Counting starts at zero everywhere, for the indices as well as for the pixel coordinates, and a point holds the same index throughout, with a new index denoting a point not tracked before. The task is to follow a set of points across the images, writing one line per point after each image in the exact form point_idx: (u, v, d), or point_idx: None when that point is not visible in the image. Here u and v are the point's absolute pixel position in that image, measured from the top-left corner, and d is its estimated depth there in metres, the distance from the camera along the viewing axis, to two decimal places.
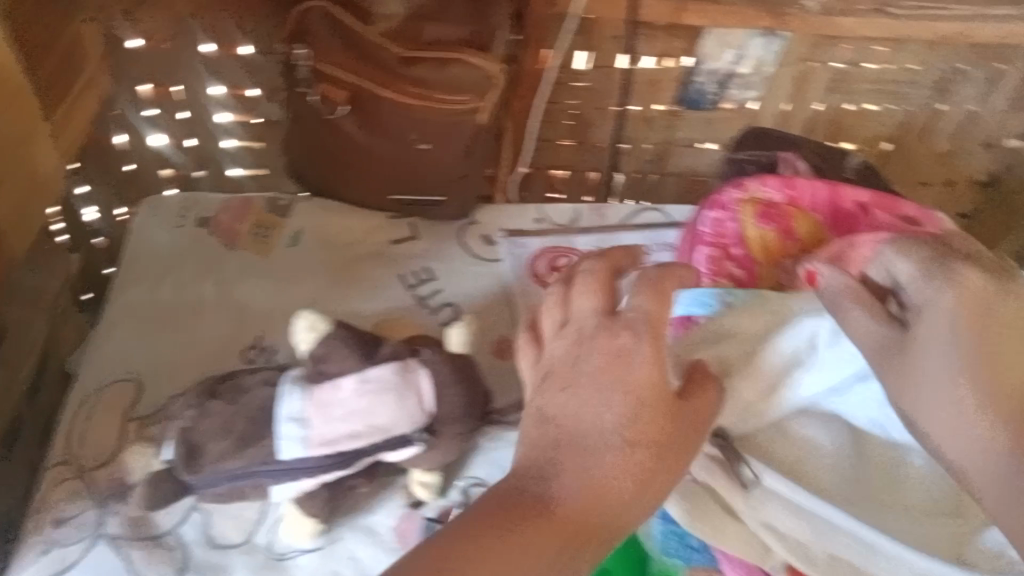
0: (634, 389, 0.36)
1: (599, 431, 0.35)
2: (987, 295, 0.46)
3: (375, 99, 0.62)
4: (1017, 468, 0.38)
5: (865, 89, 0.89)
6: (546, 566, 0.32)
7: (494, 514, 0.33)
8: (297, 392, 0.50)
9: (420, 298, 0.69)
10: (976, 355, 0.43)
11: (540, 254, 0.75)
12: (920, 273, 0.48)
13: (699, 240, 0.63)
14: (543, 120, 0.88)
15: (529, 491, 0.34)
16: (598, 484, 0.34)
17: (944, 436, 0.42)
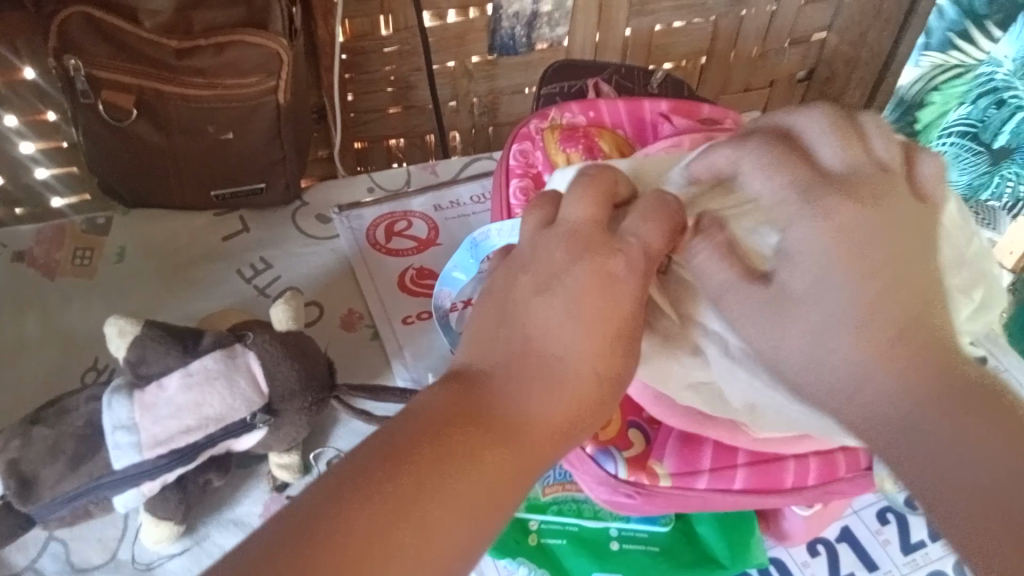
0: (613, 312, 0.37)
1: (556, 351, 0.36)
2: (865, 210, 0.37)
3: (161, 95, 0.65)
4: (938, 433, 0.32)
5: (667, 7, 0.91)
6: (475, 496, 0.33)
7: (443, 436, 0.33)
8: (121, 398, 0.49)
9: (260, 287, 0.68)
10: (869, 273, 0.35)
11: (378, 223, 0.74)
12: (785, 173, 0.39)
13: (511, 171, 0.61)
14: (363, 92, 0.88)
15: (471, 404, 0.35)
16: (529, 414, 0.35)
17: (842, 371, 0.35)
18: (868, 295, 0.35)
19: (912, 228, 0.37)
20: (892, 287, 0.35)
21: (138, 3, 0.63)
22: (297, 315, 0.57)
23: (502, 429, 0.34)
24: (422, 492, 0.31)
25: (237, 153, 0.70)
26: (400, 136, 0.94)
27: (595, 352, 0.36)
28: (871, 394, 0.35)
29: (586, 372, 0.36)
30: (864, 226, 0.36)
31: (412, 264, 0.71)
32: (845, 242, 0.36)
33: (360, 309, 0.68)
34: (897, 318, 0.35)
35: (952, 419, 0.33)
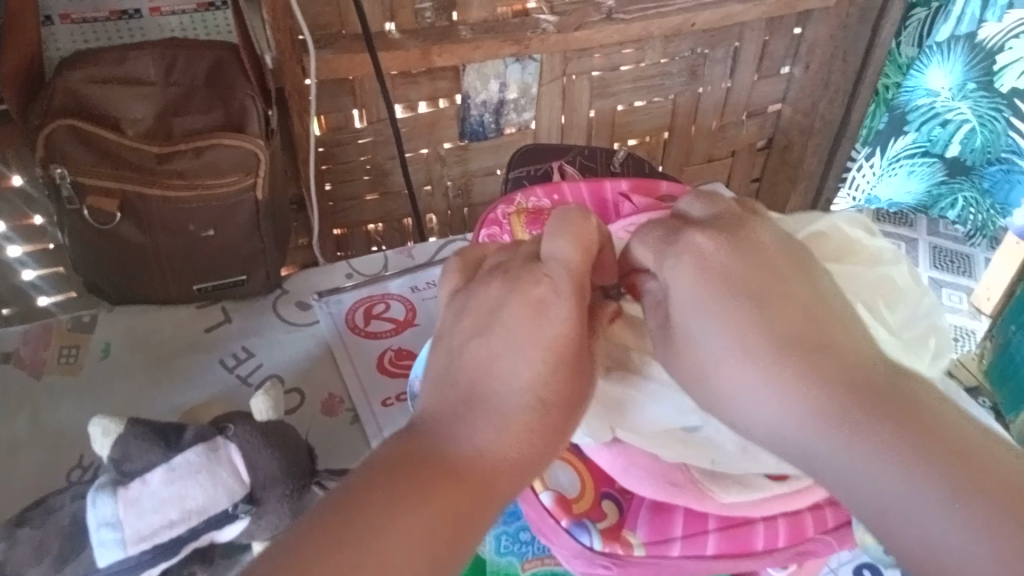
0: (552, 345, 0.43)
1: (501, 391, 0.42)
2: (724, 265, 0.45)
3: (143, 198, 0.68)
4: (830, 434, 0.38)
5: (627, 88, 0.96)
6: (436, 534, 0.35)
7: (402, 480, 0.37)
8: (105, 496, 0.51)
9: (242, 376, 0.70)
10: (736, 326, 0.44)
11: (356, 307, 0.76)
12: (657, 257, 0.49)
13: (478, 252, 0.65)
14: (340, 182, 0.91)
15: (429, 456, 0.39)
16: (486, 454, 0.39)
17: (750, 410, 0.43)
18: (747, 345, 0.43)
19: (767, 275, 0.45)
20: (757, 329, 0.43)
21: (121, 113, 0.68)
22: (276, 404, 0.58)
23: (456, 465, 0.38)
24: (379, 522, 0.35)
25: (219, 249, 0.73)
26: (378, 221, 0.98)
27: (535, 385, 0.42)
28: (781, 426, 0.41)
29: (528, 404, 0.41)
30: (715, 294, 0.45)
31: (390, 346, 0.73)
32: (716, 293, 0.45)
33: (340, 393, 0.69)
34: (773, 355, 0.42)
35: (842, 419, 0.38)
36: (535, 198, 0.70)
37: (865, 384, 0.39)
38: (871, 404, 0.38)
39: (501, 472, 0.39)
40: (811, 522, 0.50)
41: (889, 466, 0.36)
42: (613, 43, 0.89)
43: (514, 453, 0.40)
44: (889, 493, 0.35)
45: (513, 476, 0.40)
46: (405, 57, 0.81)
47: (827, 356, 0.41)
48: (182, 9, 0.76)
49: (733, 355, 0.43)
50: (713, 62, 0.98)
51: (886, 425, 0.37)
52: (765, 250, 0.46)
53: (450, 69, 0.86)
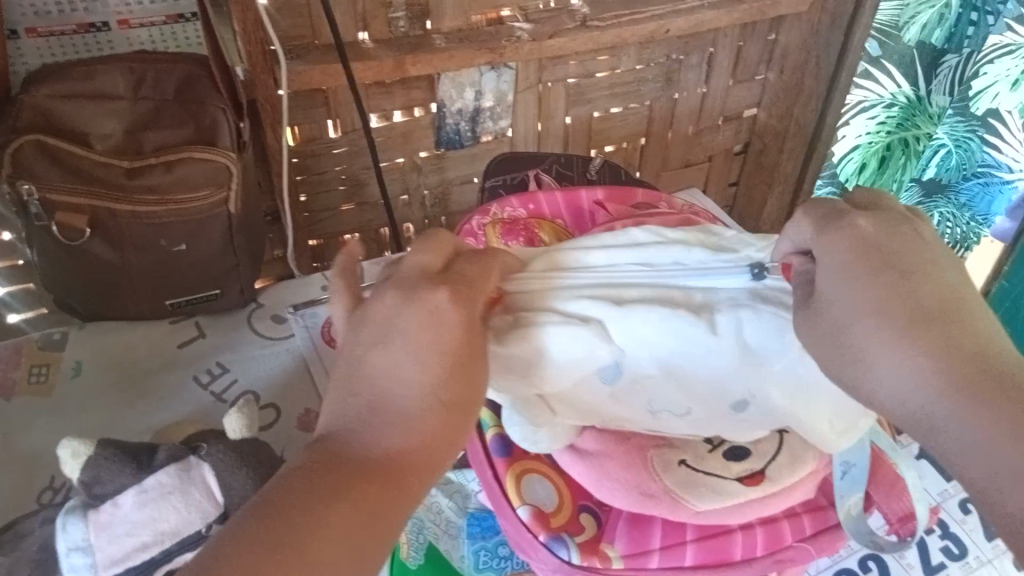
0: (452, 348, 0.38)
1: (404, 394, 0.37)
2: (883, 242, 0.40)
3: (113, 215, 0.67)
4: (982, 422, 0.35)
5: (603, 95, 0.96)
6: (355, 544, 0.33)
7: (322, 487, 0.34)
8: (77, 521, 0.50)
9: (217, 393, 0.69)
10: (883, 295, 0.39)
11: (331, 319, 0.76)
12: (809, 236, 0.42)
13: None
14: (315, 192, 0.91)
15: (342, 455, 0.36)
16: (396, 449, 0.36)
17: (879, 381, 0.38)
18: (891, 309, 0.38)
19: (920, 263, 0.40)
20: (906, 310, 0.38)
21: (90, 129, 0.67)
22: (251, 423, 0.57)
23: (362, 460, 0.36)
24: (292, 541, 0.32)
25: (192, 265, 0.72)
26: (355, 232, 0.97)
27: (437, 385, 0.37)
28: (913, 401, 0.37)
29: (431, 407, 0.37)
30: (873, 265, 0.39)
31: None
32: (869, 264, 0.39)
33: (316, 408, 0.69)
34: (923, 329, 0.38)
35: (999, 410, 0.35)
36: (511, 208, 0.70)
37: (1017, 386, 0.36)
38: (1014, 404, 0.35)
39: (411, 466, 0.36)
40: (788, 530, 0.49)
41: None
42: (587, 51, 0.89)
43: (421, 440, 0.37)
44: (1004, 487, 0.33)
45: (423, 470, 0.37)
46: (378, 68, 0.80)
47: (976, 347, 0.37)
48: (153, 21, 0.75)
49: (879, 329, 0.38)
50: (687, 68, 0.98)
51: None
52: (920, 236, 0.41)
53: (424, 78, 0.85)
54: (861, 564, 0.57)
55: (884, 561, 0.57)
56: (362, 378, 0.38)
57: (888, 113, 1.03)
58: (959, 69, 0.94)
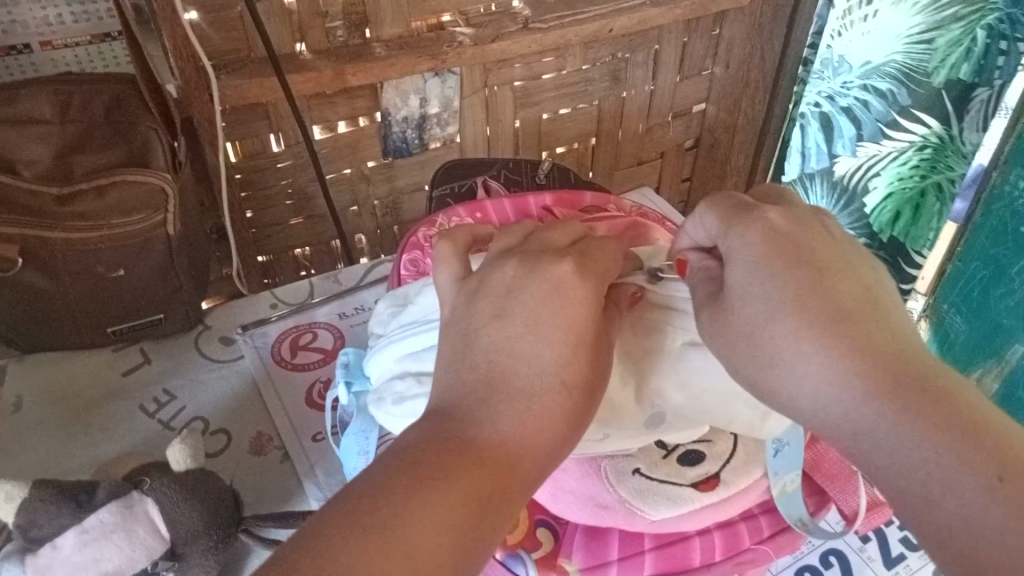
0: (574, 327, 0.40)
1: (536, 374, 0.39)
2: (788, 233, 0.41)
3: (45, 242, 0.65)
4: (889, 415, 0.35)
5: (551, 97, 0.95)
6: (453, 527, 0.34)
7: (426, 463, 0.36)
8: (14, 566, 0.48)
9: (164, 421, 0.67)
10: (791, 291, 0.39)
11: (282, 339, 0.74)
12: (720, 232, 0.44)
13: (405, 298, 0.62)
14: (262, 208, 0.89)
15: (458, 432, 0.37)
16: (517, 437, 0.37)
17: (795, 381, 0.39)
18: (798, 305, 0.39)
19: (825, 255, 0.41)
20: (814, 299, 0.39)
21: (15, 154, 0.65)
22: (195, 452, 0.56)
23: (477, 448, 0.37)
24: (396, 528, 0.33)
25: (133, 290, 0.70)
26: (305, 245, 0.95)
27: (559, 365, 0.39)
28: (831, 397, 0.37)
29: (555, 387, 0.39)
30: (784, 266, 0.40)
31: (319, 378, 0.71)
32: (776, 255, 0.41)
33: (269, 432, 0.67)
34: (828, 324, 0.38)
35: (902, 401, 0.35)
36: (457, 218, 0.69)
37: (921, 374, 0.36)
38: (923, 393, 0.36)
39: (521, 456, 0.37)
40: (746, 533, 0.49)
41: (945, 459, 0.33)
42: (532, 53, 0.88)
43: (537, 435, 0.38)
44: (934, 487, 0.33)
45: (533, 465, 0.37)
46: (318, 79, 0.78)
47: (883, 338, 0.38)
48: (76, 41, 0.75)
49: (787, 320, 0.39)
50: (634, 66, 0.98)
51: (935, 414, 0.35)
52: (820, 228, 0.42)
53: (367, 88, 0.84)
54: (822, 560, 0.57)
55: (843, 556, 0.57)
56: (477, 352, 0.40)
57: (921, 157, 0.87)
58: (991, 105, 0.79)
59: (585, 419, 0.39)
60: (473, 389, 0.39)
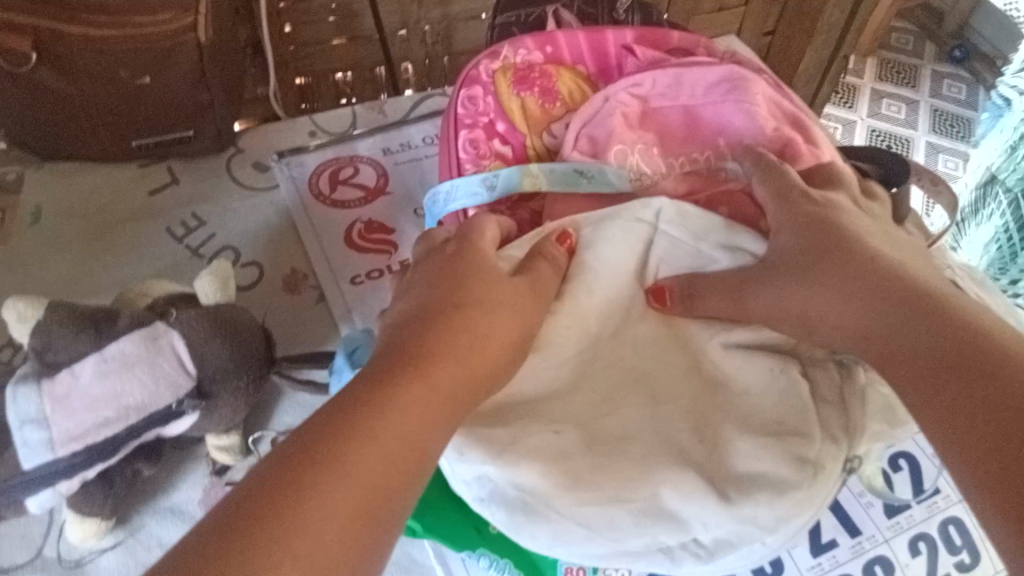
0: (438, 299, 0.41)
1: (410, 348, 0.38)
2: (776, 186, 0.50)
3: (60, 37, 0.57)
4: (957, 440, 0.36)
5: None
6: (325, 536, 0.30)
7: (280, 474, 0.31)
8: (28, 390, 0.43)
9: (193, 248, 0.62)
10: (807, 268, 0.44)
11: (320, 171, 0.67)
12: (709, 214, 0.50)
13: (462, 162, 0.56)
14: (302, 23, 0.80)
15: (318, 454, 0.32)
16: (386, 452, 0.33)
17: (834, 317, 0.43)
18: (808, 272, 0.44)
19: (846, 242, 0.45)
20: (820, 244, 0.45)
21: None
22: (225, 285, 0.51)
23: (342, 449, 0.32)
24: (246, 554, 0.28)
25: (158, 101, 0.63)
26: (347, 70, 0.87)
27: (422, 347, 0.38)
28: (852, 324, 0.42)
29: (419, 382, 0.36)
30: (802, 258, 0.45)
31: (360, 218, 0.65)
32: (806, 255, 0.45)
33: (304, 270, 0.62)
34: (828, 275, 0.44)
35: (958, 408, 0.36)
36: (525, 51, 0.60)
37: (912, 299, 0.41)
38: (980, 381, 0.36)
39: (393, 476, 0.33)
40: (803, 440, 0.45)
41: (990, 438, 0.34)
42: None
43: (420, 421, 0.35)
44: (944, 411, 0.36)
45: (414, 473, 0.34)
46: None
47: (906, 286, 0.42)
48: None
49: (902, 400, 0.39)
50: None
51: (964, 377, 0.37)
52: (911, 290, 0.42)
53: None
54: (891, 462, 0.52)
55: (914, 462, 0.53)
56: (380, 399, 0.35)
57: None
58: None
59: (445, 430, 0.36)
60: (330, 411, 0.34)
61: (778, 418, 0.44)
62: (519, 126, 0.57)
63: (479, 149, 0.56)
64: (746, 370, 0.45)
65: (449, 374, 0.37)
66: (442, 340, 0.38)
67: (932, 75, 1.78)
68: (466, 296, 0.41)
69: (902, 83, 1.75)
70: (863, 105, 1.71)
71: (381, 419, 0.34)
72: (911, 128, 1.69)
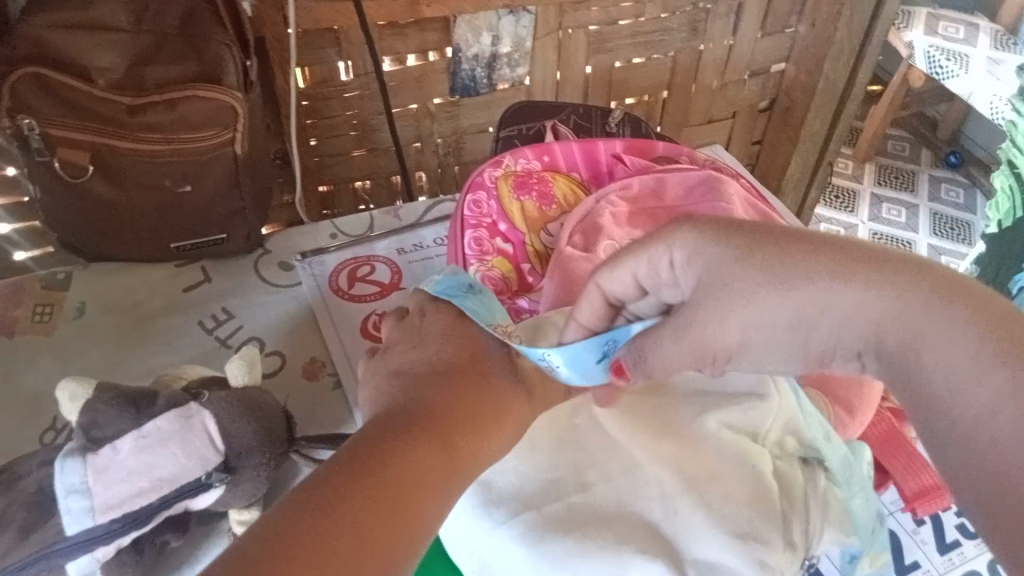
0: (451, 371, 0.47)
1: (406, 421, 0.43)
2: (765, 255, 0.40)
3: (115, 152, 0.65)
4: None
5: (624, 44, 0.92)
6: None
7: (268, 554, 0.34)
8: (74, 461, 0.48)
9: (221, 338, 0.68)
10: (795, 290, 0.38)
11: (340, 269, 0.74)
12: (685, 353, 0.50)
13: (467, 258, 0.62)
14: (326, 137, 0.88)
15: (292, 543, 0.34)
16: (351, 544, 0.35)
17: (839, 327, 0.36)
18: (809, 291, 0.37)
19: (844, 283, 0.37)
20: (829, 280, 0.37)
21: (89, 61, 0.63)
22: (252, 368, 0.57)
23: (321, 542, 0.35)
24: None
25: (195, 206, 0.70)
26: (365, 178, 0.95)
27: (414, 445, 0.41)
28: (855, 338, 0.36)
29: (393, 477, 0.39)
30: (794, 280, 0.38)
31: (375, 310, 0.71)
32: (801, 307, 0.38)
33: (322, 357, 0.67)
34: (871, 269, 0.36)
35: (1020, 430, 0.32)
36: (525, 161, 0.67)
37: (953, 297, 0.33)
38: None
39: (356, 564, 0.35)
40: None
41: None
42: None
43: (388, 521, 0.37)
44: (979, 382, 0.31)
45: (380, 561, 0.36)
46: (390, 7, 0.77)
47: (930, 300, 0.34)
48: None
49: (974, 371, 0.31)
50: (714, 18, 0.94)
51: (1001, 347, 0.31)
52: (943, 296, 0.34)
53: (439, 20, 0.82)
54: None
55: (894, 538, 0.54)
56: (363, 488, 0.38)
57: None
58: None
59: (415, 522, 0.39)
60: (316, 501, 0.37)
61: (753, 493, 0.47)
62: (519, 226, 0.63)
63: (482, 247, 0.62)
64: (721, 433, 0.49)
65: (428, 474, 0.40)
66: (457, 408, 0.45)
67: (929, 180, 1.86)
68: (465, 384, 0.47)
69: (899, 188, 1.83)
70: (862, 209, 1.78)
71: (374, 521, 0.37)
72: (911, 231, 1.74)
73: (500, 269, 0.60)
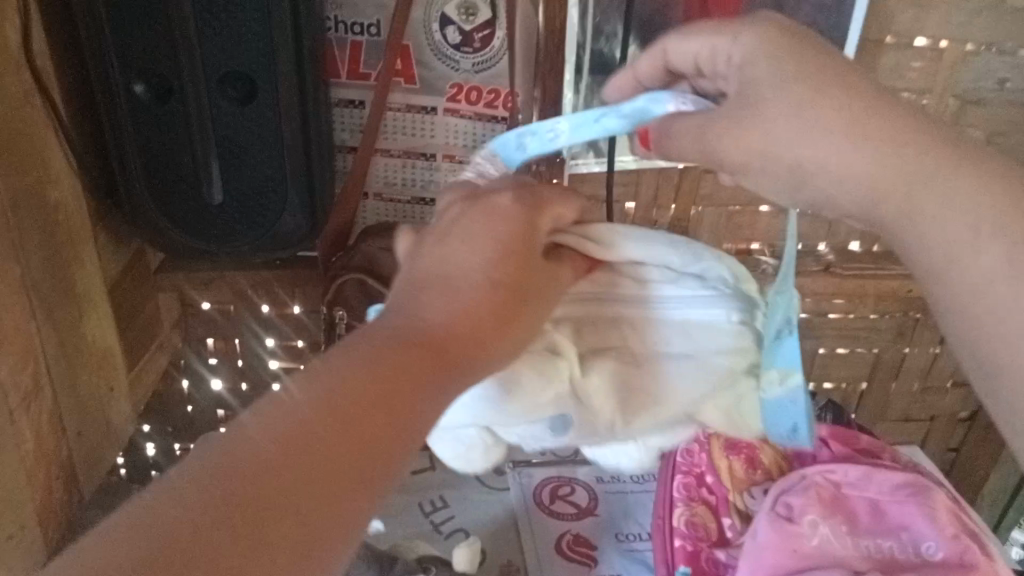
0: (502, 241, 0.43)
1: (462, 273, 0.42)
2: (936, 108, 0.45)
3: None
4: None
5: (832, 334, 0.98)
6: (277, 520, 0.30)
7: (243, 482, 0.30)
8: None
9: (435, 523, 0.77)
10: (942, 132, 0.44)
11: (544, 484, 0.81)
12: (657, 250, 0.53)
13: (674, 499, 0.67)
14: None
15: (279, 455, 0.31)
16: (309, 410, 0.33)
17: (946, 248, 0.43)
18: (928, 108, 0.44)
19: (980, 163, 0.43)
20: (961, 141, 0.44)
21: None
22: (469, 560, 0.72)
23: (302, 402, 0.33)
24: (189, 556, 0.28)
25: None
26: None
27: (472, 300, 0.41)
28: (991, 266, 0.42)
29: (439, 317, 0.40)
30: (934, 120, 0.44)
31: (570, 530, 0.77)
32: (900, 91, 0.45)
33: (518, 562, 0.75)
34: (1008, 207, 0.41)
35: None
36: None
37: None
38: None
39: (357, 419, 0.34)
40: None
41: None
42: (828, 292, 0.93)
43: (358, 384, 0.35)
44: None
45: (373, 418, 0.34)
46: None
47: None
48: None
49: None
50: (921, 327, 0.99)
51: None
52: None
53: None
54: None
55: None
56: (399, 322, 0.39)
57: None
58: None
59: (414, 375, 0.37)
60: (315, 409, 0.33)
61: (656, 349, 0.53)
62: (725, 482, 0.68)
63: (690, 494, 0.66)
64: (686, 353, 0.52)
65: (462, 317, 0.40)
66: (455, 249, 0.43)
67: None
68: (519, 281, 0.43)
69: None
70: None
71: (394, 392, 0.35)
72: None
73: (703, 518, 0.65)
